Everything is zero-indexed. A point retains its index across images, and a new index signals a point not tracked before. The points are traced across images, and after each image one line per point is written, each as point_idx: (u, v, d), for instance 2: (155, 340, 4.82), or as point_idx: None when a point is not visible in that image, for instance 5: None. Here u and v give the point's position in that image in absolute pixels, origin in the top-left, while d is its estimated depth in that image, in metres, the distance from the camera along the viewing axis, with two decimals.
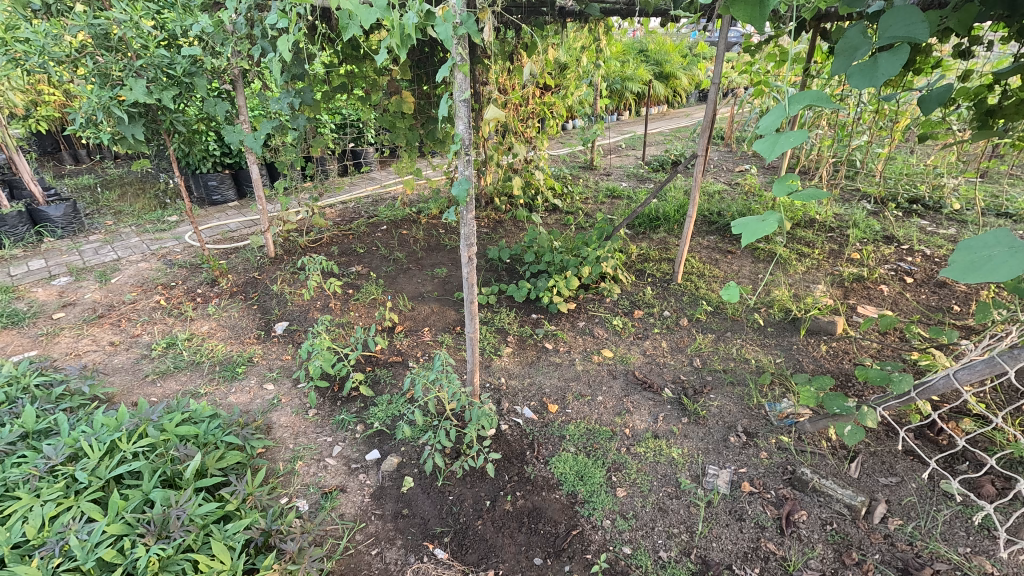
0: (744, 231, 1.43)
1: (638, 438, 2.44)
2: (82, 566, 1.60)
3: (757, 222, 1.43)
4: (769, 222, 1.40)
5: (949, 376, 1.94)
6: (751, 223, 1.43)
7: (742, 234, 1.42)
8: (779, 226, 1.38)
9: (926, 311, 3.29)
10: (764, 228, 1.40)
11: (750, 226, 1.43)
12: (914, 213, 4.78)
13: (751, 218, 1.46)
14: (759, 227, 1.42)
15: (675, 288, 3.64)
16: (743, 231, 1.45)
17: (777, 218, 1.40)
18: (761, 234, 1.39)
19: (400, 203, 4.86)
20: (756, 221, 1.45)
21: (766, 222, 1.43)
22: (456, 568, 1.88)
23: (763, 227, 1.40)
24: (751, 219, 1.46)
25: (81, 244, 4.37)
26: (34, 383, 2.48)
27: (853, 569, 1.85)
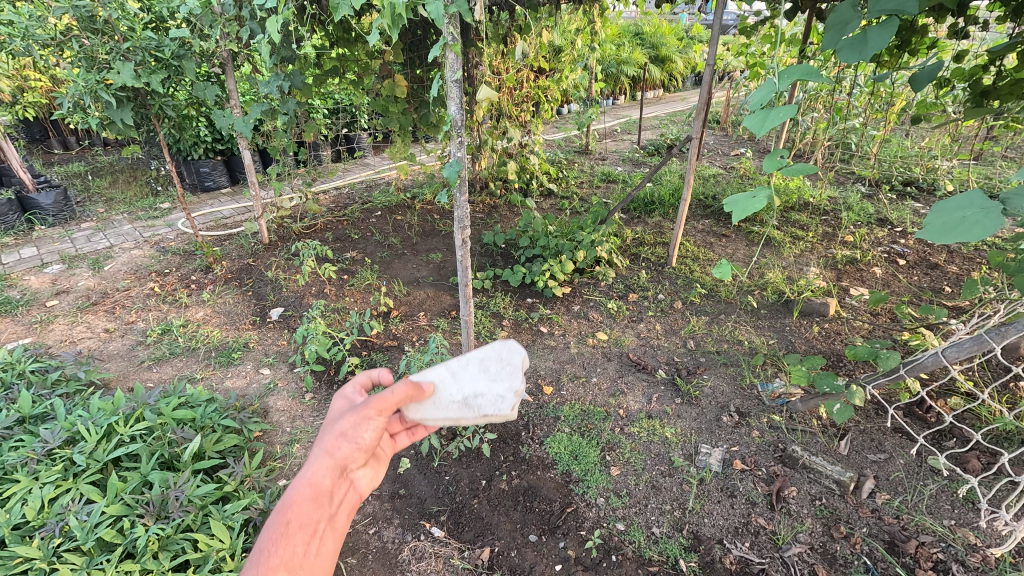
0: (735, 209, 1.45)
1: (632, 418, 2.47)
2: (82, 546, 1.62)
3: (748, 199, 1.45)
4: (759, 198, 1.41)
5: (938, 354, 1.97)
6: (742, 201, 1.45)
7: (734, 211, 1.44)
8: (769, 202, 1.39)
9: (918, 292, 3.32)
10: (754, 205, 1.41)
11: (741, 204, 1.44)
12: (908, 195, 4.79)
13: (742, 195, 1.48)
14: (750, 203, 1.44)
15: (670, 271, 3.65)
16: (735, 208, 1.47)
17: (768, 194, 1.41)
18: (751, 210, 1.40)
19: (394, 189, 4.84)
20: (747, 198, 1.46)
21: (757, 199, 1.44)
22: (452, 545, 1.92)
23: (753, 204, 1.41)
24: (743, 196, 1.48)
25: (73, 231, 4.34)
26: (30, 369, 2.48)
27: (841, 542, 1.90)
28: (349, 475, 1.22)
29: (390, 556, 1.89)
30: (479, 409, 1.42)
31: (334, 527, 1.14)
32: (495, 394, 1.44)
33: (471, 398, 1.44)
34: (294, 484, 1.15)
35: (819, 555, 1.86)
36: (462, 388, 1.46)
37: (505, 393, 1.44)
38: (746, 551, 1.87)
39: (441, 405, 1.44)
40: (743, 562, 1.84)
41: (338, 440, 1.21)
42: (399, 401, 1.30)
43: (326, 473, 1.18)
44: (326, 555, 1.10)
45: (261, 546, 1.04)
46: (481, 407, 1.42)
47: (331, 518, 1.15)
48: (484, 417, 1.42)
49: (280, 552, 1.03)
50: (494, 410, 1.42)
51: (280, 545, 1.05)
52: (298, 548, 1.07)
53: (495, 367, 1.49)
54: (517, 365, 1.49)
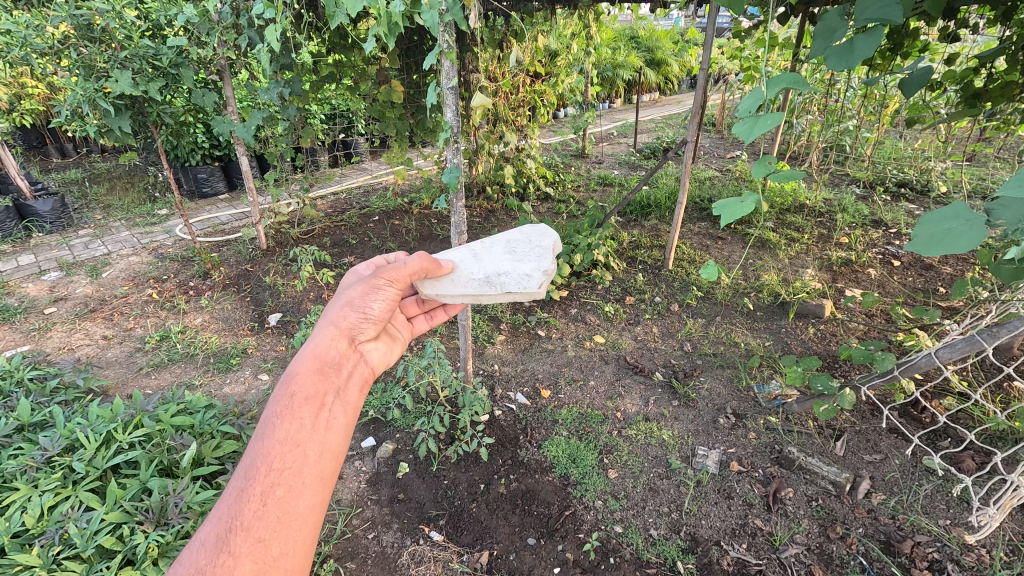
0: (724, 212, 1.47)
1: (630, 421, 2.48)
2: (82, 554, 1.63)
3: (737, 203, 1.46)
4: (748, 203, 1.43)
5: (932, 355, 1.99)
6: (730, 204, 1.47)
7: (722, 215, 1.45)
8: (758, 208, 1.41)
9: (912, 292, 3.35)
10: (743, 210, 1.43)
11: (730, 208, 1.46)
12: (903, 196, 4.83)
13: (731, 199, 1.49)
14: (739, 208, 1.45)
15: (666, 274, 3.67)
16: (723, 212, 1.48)
17: (756, 199, 1.43)
18: (740, 216, 1.42)
19: (392, 194, 4.85)
20: (736, 202, 1.48)
21: (746, 204, 1.46)
22: (451, 549, 1.92)
23: (741, 209, 1.43)
24: (732, 200, 1.49)
25: (71, 238, 4.34)
26: (28, 377, 2.49)
27: (838, 542, 1.91)
28: (356, 348, 1.30)
29: (389, 560, 1.90)
30: (501, 286, 1.64)
31: (344, 400, 1.15)
32: (515, 275, 1.67)
33: (494, 278, 1.66)
34: (301, 360, 1.19)
35: (816, 556, 1.87)
36: (484, 270, 1.69)
37: (530, 272, 1.68)
38: (744, 553, 1.89)
39: (463, 284, 1.65)
40: (741, 564, 1.85)
41: (343, 315, 1.32)
42: (403, 275, 1.45)
43: (331, 347, 1.25)
44: (337, 426, 1.10)
45: (267, 419, 1.06)
46: (504, 283, 1.64)
47: (339, 391, 1.16)
48: (504, 292, 1.63)
49: (287, 424, 1.04)
50: (514, 288, 1.63)
51: (287, 417, 1.06)
52: (307, 419, 1.07)
53: (520, 253, 1.74)
54: (539, 253, 1.74)
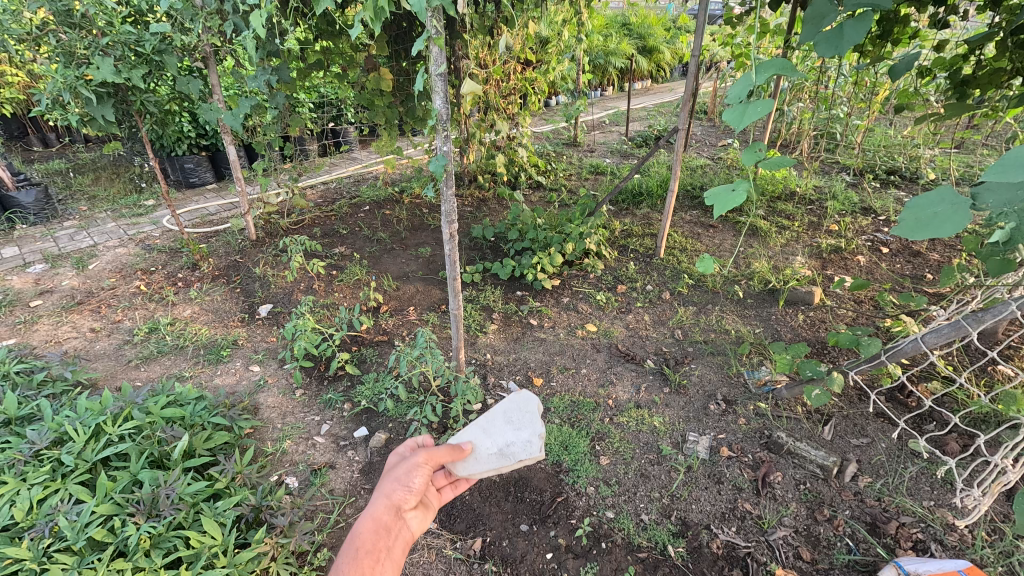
0: (717, 203, 1.48)
1: (621, 408, 2.50)
2: (72, 546, 1.62)
3: (729, 192, 1.47)
4: (739, 192, 1.44)
5: (918, 340, 2.03)
6: (722, 194, 1.48)
7: (715, 206, 1.47)
8: (749, 196, 1.42)
9: (900, 279, 3.39)
10: (735, 199, 1.44)
11: (723, 198, 1.47)
12: (892, 183, 4.86)
13: (723, 188, 1.50)
14: (731, 197, 1.46)
15: (658, 262, 3.67)
16: (715, 201, 1.50)
17: (748, 188, 1.44)
18: (731, 206, 1.43)
19: (382, 183, 4.81)
20: (728, 191, 1.49)
21: (738, 193, 1.47)
22: (444, 536, 1.94)
23: (733, 199, 1.44)
24: (725, 189, 1.50)
25: (56, 230, 4.27)
26: (15, 371, 2.46)
27: (825, 524, 1.95)
28: (403, 514, 1.47)
29: None
30: (512, 457, 1.58)
31: (392, 557, 1.35)
32: (523, 439, 1.60)
33: (504, 448, 1.60)
34: (360, 518, 1.39)
35: (803, 538, 1.91)
36: (495, 442, 1.62)
37: (530, 439, 1.59)
38: (733, 536, 1.92)
39: (479, 464, 1.59)
40: (730, 546, 1.88)
41: (393, 486, 1.47)
42: (442, 453, 1.55)
43: (384, 511, 1.43)
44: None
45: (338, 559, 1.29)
46: (514, 456, 1.57)
47: (390, 550, 1.36)
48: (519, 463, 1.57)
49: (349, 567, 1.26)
50: (526, 454, 1.57)
51: (351, 558, 1.28)
52: (365, 567, 1.28)
53: (517, 415, 1.65)
54: (534, 410, 1.66)
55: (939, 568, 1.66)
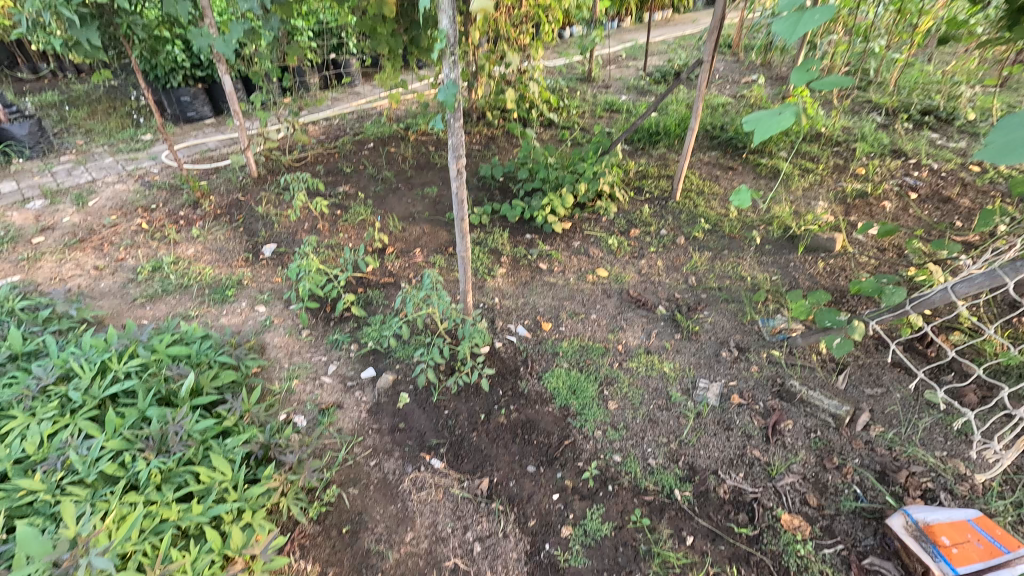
0: (759, 127, 1.34)
1: (631, 354, 2.46)
2: (85, 480, 1.65)
3: (773, 115, 1.33)
4: (787, 114, 1.30)
5: (947, 290, 1.96)
6: (766, 118, 1.34)
7: (756, 131, 1.33)
8: (799, 119, 1.28)
9: (928, 227, 3.23)
10: (782, 122, 1.30)
11: (765, 122, 1.33)
12: (926, 125, 4.57)
13: (766, 112, 1.35)
14: (776, 120, 1.32)
15: (673, 206, 3.52)
16: (756, 126, 1.36)
17: (798, 109, 1.31)
18: (776, 129, 1.30)
19: (386, 119, 4.58)
20: (772, 115, 1.34)
21: (783, 116, 1.33)
22: (452, 476, 1.96)
23: (780, 121, 1.31)
24: (767, 112, 1.36)
25: (53, 165, 4.15)
26: (19, 308, 2.43)
27: (833, 472, 1.94)
28: None
29: (391, 486, 1.93)
30: None
31: None
32: None
33: None
34: None
35: (811, 485, 1.90)
36: None
37: None
38: (740, 481, 1.92)
39: None
40: (737, 492, 1.89)
41: None
42: None
43: None
44: None
45: None
46: None
47: None
48: None
49: None
50: None
51: None
52: None
53: None
54: None
55: (948, 518, 1.68)
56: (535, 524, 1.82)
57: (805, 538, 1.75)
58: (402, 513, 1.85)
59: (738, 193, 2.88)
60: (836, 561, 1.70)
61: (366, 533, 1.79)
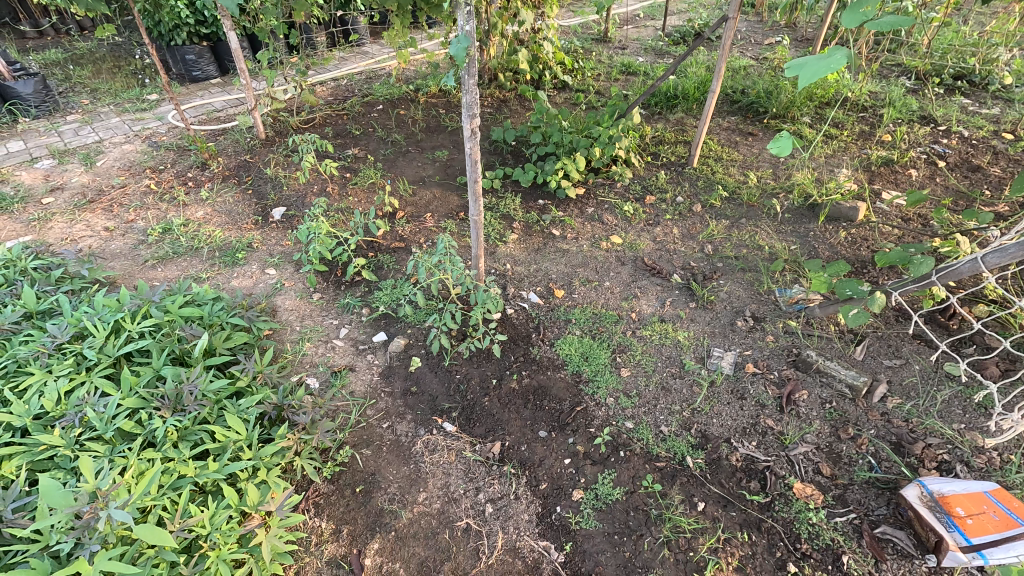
0: (804, 72, 1.44)
1: (645, 322, 2.43)
2: (103, 436, 1.67)
3: (819, 61, 1.44)
4: (834, 59, 1.41)
5: (977, 260, 1.91)
6: (812, 63, 1.44)
7: (801, 75, 1.44)
8: (844, 63, 1.39)
9: (956, 196, 3.12)
10: (828, 67, 1.41)
11: (810, 67, 1.44)
12: (958, 90, 4.37)
13: (812, 57, 1.46)
14: (822, 65, 1.43)
15: (691, 172, 3.42)
16: (801, 72, 1.46)
17: (843, 54, 1.41)
18: (821, 74, 1.41)
19: (396, 79, 4.45)
20: (818, 60, 1.45)
21: (829, 61, 1.44)
22: (464, 439, 1.97)
23: (825, 66, 1.42)
24: (813, 58, 1.46)
25: (60, 124, 4.09)
26: (32, 267, 2.42)
27: (848, 443, 1.92)
28: None
29: (403, 448, 1.95)
30: None
31: None
32: None
33: None
34: None
35: (824, 455, 1.89)
36: None
37: None
38: (753, 450, 1.91)
39: None
40: (749, 460, 1.88)
41: None
42: None
43: None
44: None
45: None
46: None
47: None
48: None
49: None
50: None
51: None
52: None
53: None
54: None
55: (964, 490, 1.66)
56: (546, 488, 1.83)
57: (817, 506, 1.74)
58: (414, 475, 1.87)
59: (777, 140, 2.22)
60: (847, 529, 1.69)
61: (379, 493, 1.82)
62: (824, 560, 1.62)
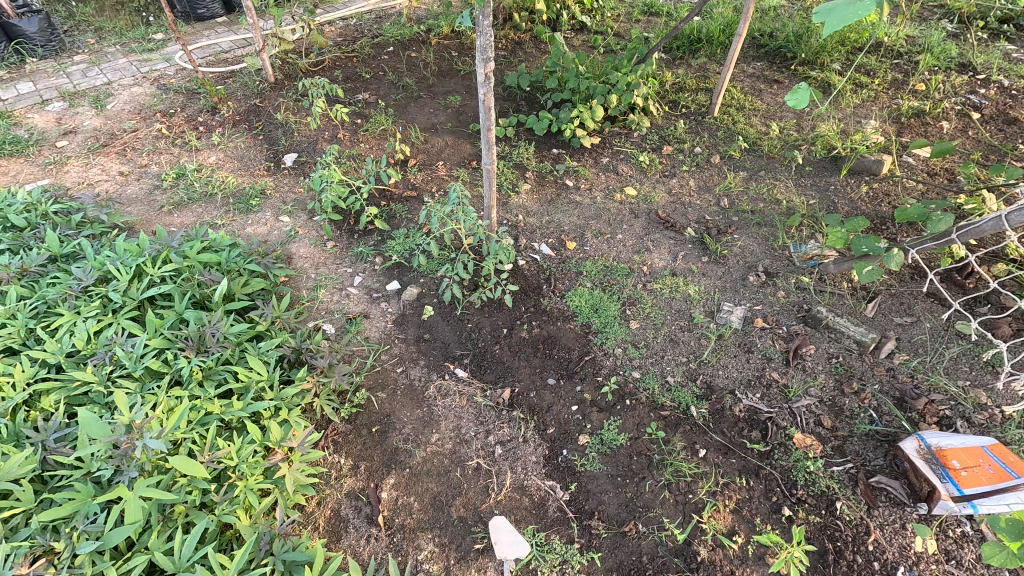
0: (831, 18, 1.34)
1: (656, 275, 2.43)
2: (133, 373, 1.75)
3: (848, 6, 1.34)
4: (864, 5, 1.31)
5: (1001, 218, 1.90)
6: (841, 7, 1.34)
7: (828, 21, 1.33)
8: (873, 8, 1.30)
9: (987, 150, 3.00)
10: (857, 12, 1.32)
11: (839, 12, 1.33)
12: (1003, 35, 4.11)
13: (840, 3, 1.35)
14: (851, 11, 1.33)
15: (711, 122, 3.31)
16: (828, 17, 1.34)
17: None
18: (849, 20, 1.31)
19: (406, 19, 4.28)
20: (847, 5, 1.35)
21: (857, 7, 1.34)
22: (475, 384, 2.04)
23: (855, 11, 1.32)
24: (841, 2, 1.35)
25: (67, 65, 4.03)
26: (53, 211, 2.46)
27: (851, 397, 1.96)
28: None
29: (417, 392, 2.02)
30: None
31: None
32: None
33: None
34: None
35: (827, 408, 1.93)
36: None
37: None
38: (756, 401, 1.95)
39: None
40: (752, 411, 1.93)
41: None
42: None
43: None
44: None
45: None
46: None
47: None
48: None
49: None
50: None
51: None
52: None
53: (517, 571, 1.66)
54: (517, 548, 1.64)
55: (961, 443, 1.70)
56: (554, 432, 1.90)
57: (815, 455, 1.80)
58: (428, 417, 1.95)
59: (796, 90, 2.18)
60: (843, 477, 1.76)
61: (394, 433, 1.91)
62: (819, 506, 1.70)
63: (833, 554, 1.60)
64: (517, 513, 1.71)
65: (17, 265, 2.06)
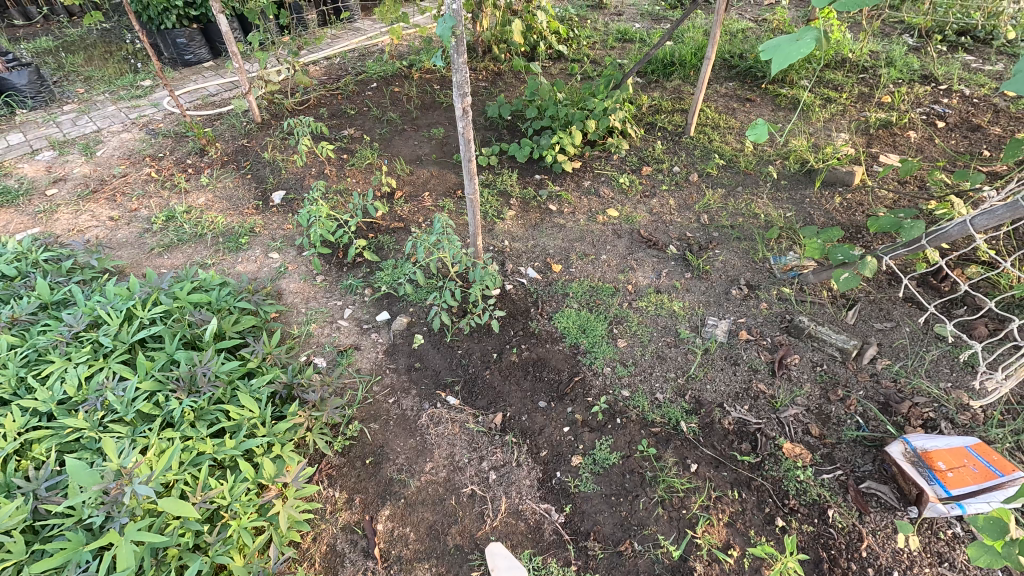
0: (777, 55, 1.45)
1: (641, 294, 2.48)
2: (124, 417, 1.76)
3: (792, 42, 1.45)
4: (805, 40, 1.42)
5: (966, 223, 1.95)
6: (785, 45, 1.45)
7: (774, 58, 1.43)
8: (815, 45, 1.40)
9: (953, 156, 3.12)
10: (798, 50, 1.43)
11: (784, 49, 1.44)
12: (961, 46, 4.30)
13: (784, 39, 1.46)
14: (794, 47, 1.44)
15: (687, 141, 3.41)
16: (774, 54, 1.46)
17: (813, 36, 1.42)
18: (794, 56, 1.42)
19: (389, 56, 4.40)
20: (790, 41, 1.45)
21: (800, 42, 1.45)
22: (467, 411, 2.05)
23: (797, 49, 1.43)
24: (785, 40, 1.46)
25: (57, 114, 4.10)
26: (43, 259, 2.49)
27: (837, 404, 1.99)
28: None
29: (409, 421, 2.04)
30: None
31: None
32: None
33: None
34: None
35: (814, 416, 1.96)
36: None
37: None
38: (745, 413, 1.98)
39: None
40: (741, 423, 1.96)
41: None
42: None
43: None
44: None
45: None
46: None
47: None
48: None
49: None
50: None
51: None
52: None
53: None
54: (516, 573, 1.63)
55: (946, 445, 1.74)
56: (547, 455, 1.92)
57: (805, 464, 1.83)
58: (421, 446, 1.96)
59: (755, 125, 2.42)
60: (834, 485, 1.78)
61: (388, 464, 1.91)
62: (811, 514, 1.71)
63: (828, 562, 1.61)
64: (513, 539, 1.72)
65: (8, 314, 2.08)
